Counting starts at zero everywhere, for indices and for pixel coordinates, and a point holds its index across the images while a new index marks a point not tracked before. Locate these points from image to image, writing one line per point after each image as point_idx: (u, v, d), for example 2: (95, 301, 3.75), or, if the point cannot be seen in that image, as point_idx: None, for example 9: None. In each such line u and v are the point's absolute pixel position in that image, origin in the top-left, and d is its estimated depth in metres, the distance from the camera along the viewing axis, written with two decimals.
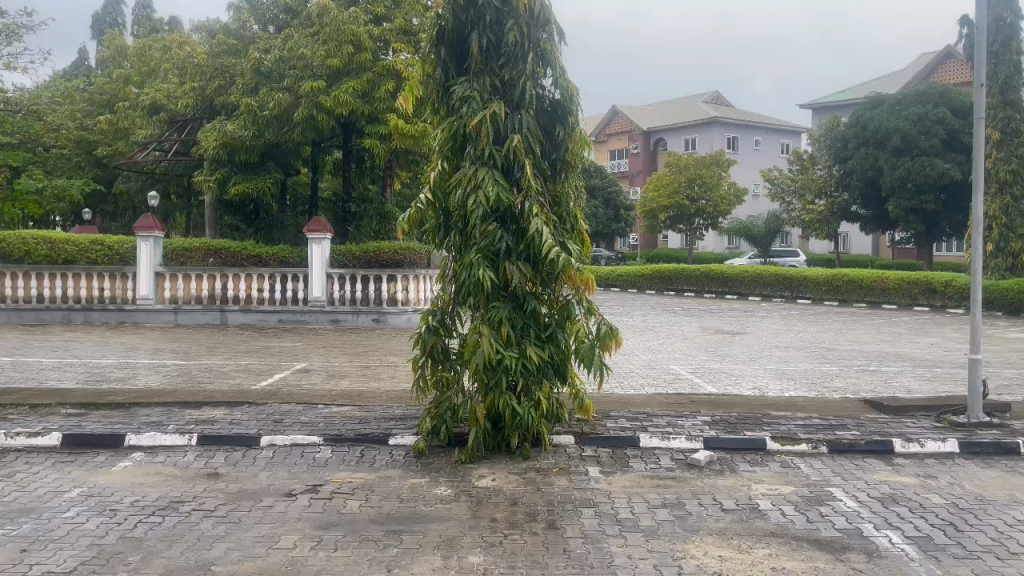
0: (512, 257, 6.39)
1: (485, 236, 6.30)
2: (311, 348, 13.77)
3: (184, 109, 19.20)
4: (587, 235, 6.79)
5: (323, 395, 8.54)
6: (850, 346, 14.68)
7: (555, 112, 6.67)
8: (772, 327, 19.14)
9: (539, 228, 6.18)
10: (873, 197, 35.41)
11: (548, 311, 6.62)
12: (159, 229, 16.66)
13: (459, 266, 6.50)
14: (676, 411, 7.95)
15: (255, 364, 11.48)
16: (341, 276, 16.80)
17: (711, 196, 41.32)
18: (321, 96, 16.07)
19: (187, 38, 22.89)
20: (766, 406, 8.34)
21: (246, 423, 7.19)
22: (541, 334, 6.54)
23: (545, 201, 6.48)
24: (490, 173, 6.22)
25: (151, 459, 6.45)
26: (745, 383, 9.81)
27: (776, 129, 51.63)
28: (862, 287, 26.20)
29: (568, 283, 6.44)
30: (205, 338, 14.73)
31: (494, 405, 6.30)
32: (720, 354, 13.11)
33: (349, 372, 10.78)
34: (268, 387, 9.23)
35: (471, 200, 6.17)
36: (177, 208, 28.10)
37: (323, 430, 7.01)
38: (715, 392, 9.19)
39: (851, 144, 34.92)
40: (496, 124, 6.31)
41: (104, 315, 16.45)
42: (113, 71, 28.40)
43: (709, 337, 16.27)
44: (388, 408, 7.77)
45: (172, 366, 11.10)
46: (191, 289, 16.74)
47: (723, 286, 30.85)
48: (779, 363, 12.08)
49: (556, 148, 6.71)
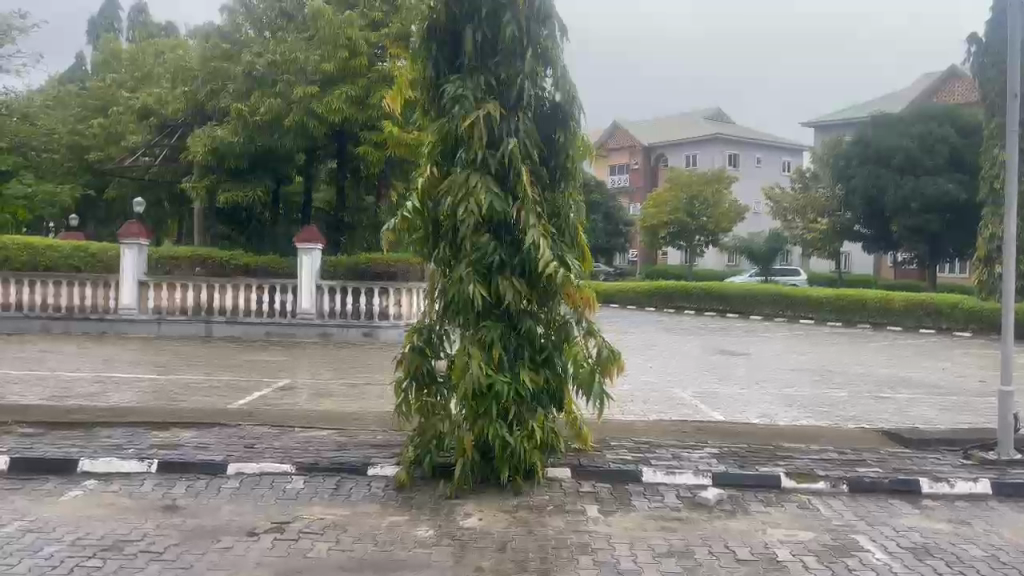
0: (507, 271, 5.83)
1: (477, 248, 5.74)
2: (296, 363, 13.16)
3: (174, 114, 18.74)
4: (588, 249, 6.25)
5: (301, 417, 7.94)
6: (858, 370, 14.11)
7: (555, 116, 6.11)
8: (776, 348, 18.59)
9: (536, 241, 5.63)
10: (875, 217, 34.64)
11: (545, 331, 6.04)
12: (145, 237, 16.09)
13: (448, 281, 5.94)
14: (682, 441, 7.36)
15: (234, 380, 10.87)
16: (331, 288, 16.21)
17: (712, 212, 40.81)
18: (315, 102, 15.73)
19: (181, 42, 22.49)
20: (778, 437, 7.76)
21: (214, 447, 6.60)
22: (536, 357, 5.98)
23: (543, 212, 5.94)
24: (483, 181, 5.68)
25: (104, 488, 5.85)
26: (753, 410, 9.22)
27: (779, 147, 51.30)
28: (867, 308, 25.67)
29: (567, 301, 5.90)
30: (187, 351, 14.13)
31: (484, 434, 5.73)
32: (723, 377, 12.53)
33: (333, 391, 10.17)
34: (245, 406, 8.63)
35: (462, 209, 5.63)
36: (168, 216, 27.58)
37: (296, 457, 6.41)
38: (722, 419, 8.60)
39: (854, 162, 34.25)
40: (491, 127, 5.76)
41: (84, 325, 15.86)
42: (108, 75, 28.05)
43: (712, 358, 15.71)
44: (371, 433, 7.18)
45: (146, 381, 10.49)
46: (175, 298, 16.11)
47: (724, 304, 30.32)
48: (787, 387, 11.51)
49: (555, 155, 6.16)
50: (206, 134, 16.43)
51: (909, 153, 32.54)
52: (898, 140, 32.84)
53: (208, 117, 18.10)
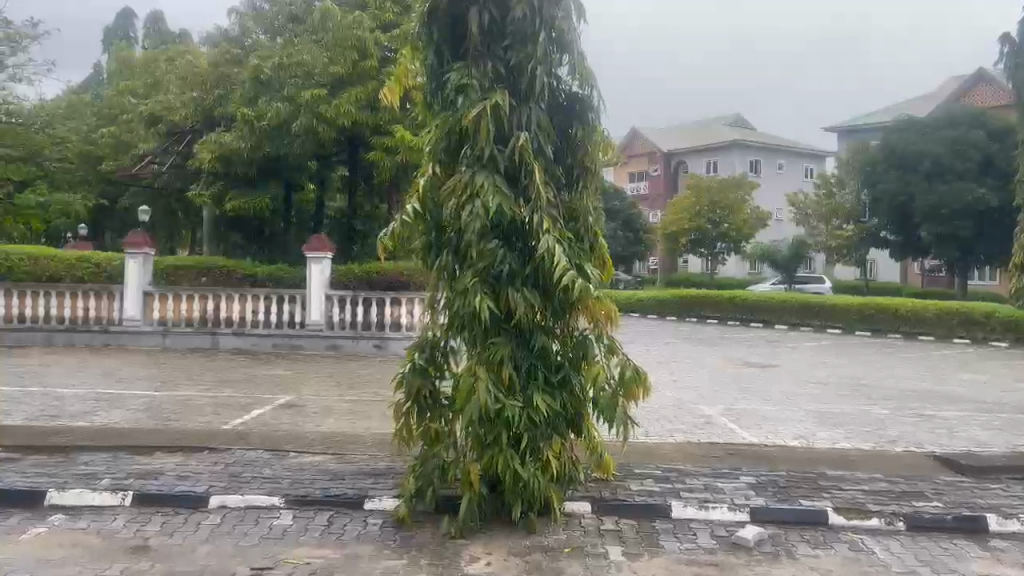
0: (519, 282, 5.19)
1: (483, 256, 5.09)
2: (303, 377, 12.58)
3: (181, 121, 18.36)
4: (609, 258, 5.61)
5: (297, 440, 7.33)
6: (894, 383, 13.32)
7: (571, 109, 5.47)
8: (804, 359, 17.83)
9: (550, 247, 5.00)
10: (903, 223, 33.66)
11: (559, 348, 5.40)
12: (148, 246, 15.59)
13: (452, 292, 5.31)
14: (712, 468, 6.68)
15: (233, 397, 10.29)
16: (341, 298, 15.63)
17: (733, 220, 39.99)
18: (322, 105, 15.15)
19: (191, 49, 22.14)
20: (818, 462, 7.04)
21: (198, 476, 6.00)
22: (551, 378, 5.32)
23: (558, 215, 5.30)
24: (489, 180, 5.04)
25: (72, 524, 5.27)
26: (788, 431, 8.49)
27: (801, 153, 50.40)
28: (897, 318, 24.78)
29: (586, 315, 5.23)
30: (191, 364, 13.61)
31: (493, 466, 5.08)
32: (751, 393, 11.80)
33: (335, 409, 9.57)
34: (240, 427, 8.05)
35: (466, 212, 5.00)
36: (181, 225, 27.26)
37: (286, 488, 5.80)
38: (755, 441, 7.91)
39: (879, 169, 33.17)
40: (500, 121, 5.14)
41: (88, 337, 15.40)
42: (120, 83, 27.80)
43: (738, 371, 14.99)
44: (371, 459, 6.56)
45: (140, 398, 9.94)
46: (181, 309, 15.60)
47: (748, 313, 29.49)
48: (821, 403, 10.77)
49: (572, 153, 5.53)
50: (213, 139, 16.06)
51: (939, 158, 31.53)
52: (926, 145, 31.81)
53: (215, 123, 17.71)
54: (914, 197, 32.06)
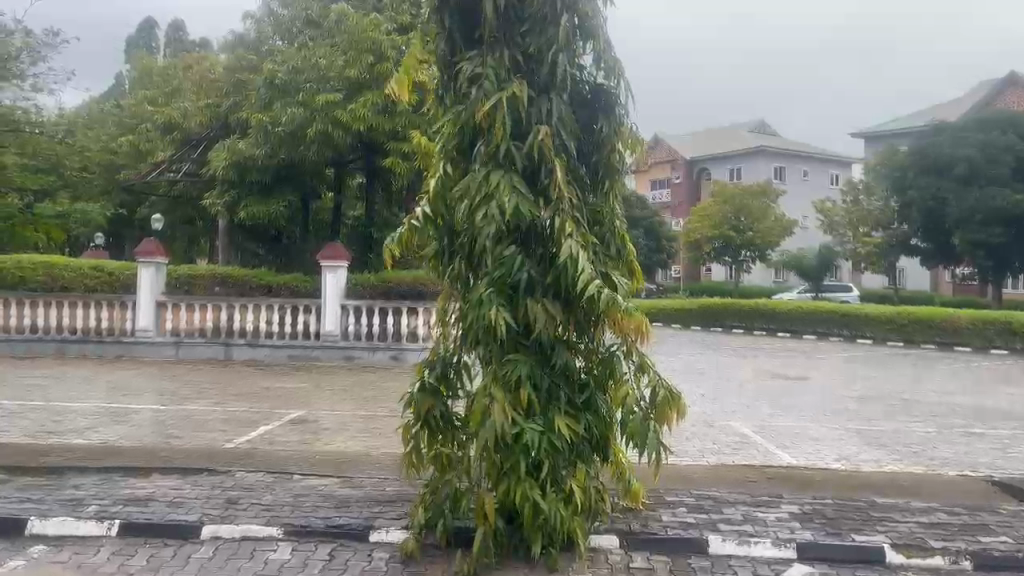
0: (539, 292, 4.69)
1: (499, 263, 4.61)
2: (316, 390, 12.15)
3: (196, 127, 18.09)
4: (637, 265, 5.13)
5: (303, 461, 6.87)
6: (935, 398, 12.64)
7: (597, 102, 4.97)
8: (836, 371, 17.17)
9: (573, 254, 4.52)
10: (936, 230, 32.65)
11: (583, 365, 4.90)
12: (162, 255, 15.23)
13: (465, 304, 4.84)
14: (751, 495, 6.12)
15: (240, 411, 9.87)
16: (357, 308, 15.22)
17: (758, 227, 39.25)
18: (337, 110, 14.83)
19: (208, 56, 21.91)
20: (866, 489, 6.46)
21: (192, 504, 5.55)
22: (575, 399, 4.82)
23: (582, 219, 4.81)
24: (504, 180, 4.57)
25: (52, 556, 4.83)
26: (829, 452, 7.90)
27: (827, 159, 49.53)
28: (931, 327, 23.98)
29: (614, 329, 4.69)
30: (201, 377, 13.23)
31: (509, 496, 4.59)
32: (785, 408, 11.18)
33: (346, 425, 9.11)
34: (244, 446, 7.61)
35: (480, 213, 4.51)
36: (198, 235, 27.05)
37: (286, 517, 5.33)
38: (794, 463, 7.35)
39: (910, 173, 32.33)
40: (518, 113, 4.66)
41: (100, 348, 15.10)
42: (138, 92, 27.70)
43: (768, 384, 14.39)
44: (379, 484, 6.08)
45: (143, 413, 9.54)
46: (194, 319, 15.25)
47: (774, 323, 28.72)
48: (860, 420, 10.15)
49: (598, 149, 5.02)
50: (226, 147, 15.73)
51: (972, 163, 30.70)
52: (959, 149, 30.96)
53: (229, 130, 17.40)
54: (947, 203, 31.16)
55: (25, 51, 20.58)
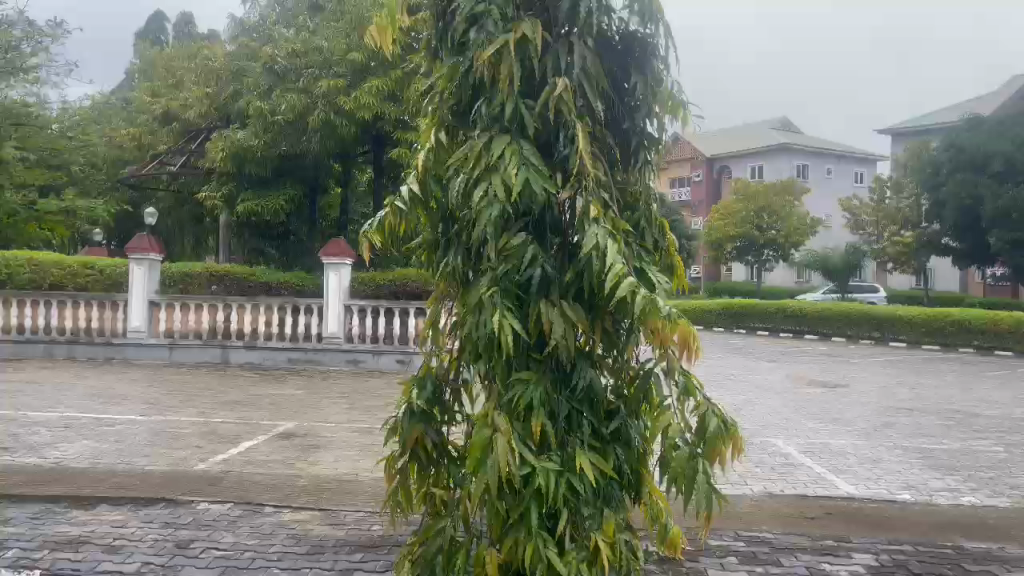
0: (557, 293, 3.68)
1: (506, 256, 3.60)
2: (314, 398, 11.21)
3: (196, 119, 17.28)
4: (678, 257, 4.13)
5: (280, 490, 5.89)
6: (992, 411, 11.48)
7: (629, 52, 3.93)
8: (874, 378, 16.07)
9: (598, 244, 3.51)
10: (969, 229, 31.42)
11: (612, 384, 3.89)
12: (155, 251, 14.37)
13: (463, 307, 3.84)
14: (812, 539, 5.06)
15: (224, 424, 8.90)
16: (362, 308, 14.27)
17: (783, 226, 38.01)
18: (340, 97, 13.91)
19: (211, 45, 21.08)
20: (949, 530, 5.39)
21: (134, 549, 4.58)
22: (602, 429, 3.82)
23: (611, 200, 3.81)
24: (511, 149, 3.55)
25: None
26: (891, 479, 6.83)
27: (852, 157, 48.16)
28: (970, 330, 22.76)
29: (652, 340, 3.64)
30: (193, 382, 12.31)
31: (518, 554, 3.60)
32: (829, 422, 10.09)
33: (340, 441, 8.13)
34: (217, 468, 6.67)
35: (479, 190, 3.51)
36: (203, 233, 26.22)
37: (247, 567, 4.36)
38: (853, 494, 6.29)
39: (944, 170, 30.98)
40: (528, 62, 3.66)
41: (89, 350, 14.28)
42: (142, 84, 26.95)
43: (803, 393, 13.33)
44: (365, 522, 5.10)
45: (115, 425, 8.60)
46: (189, 321, 14.36)
47: (801, 324, 27.51)
48: (917, 437, 9.07)
49: (630, 113, 3.99)
50: (225, 137, 14.80)
51: (1009, 159, 29.29)
52: (995, 145, 29.64)
53: (230, 121, 16.51)
54: (983, 200, 29.72)
55: (25, 42, 19.58)
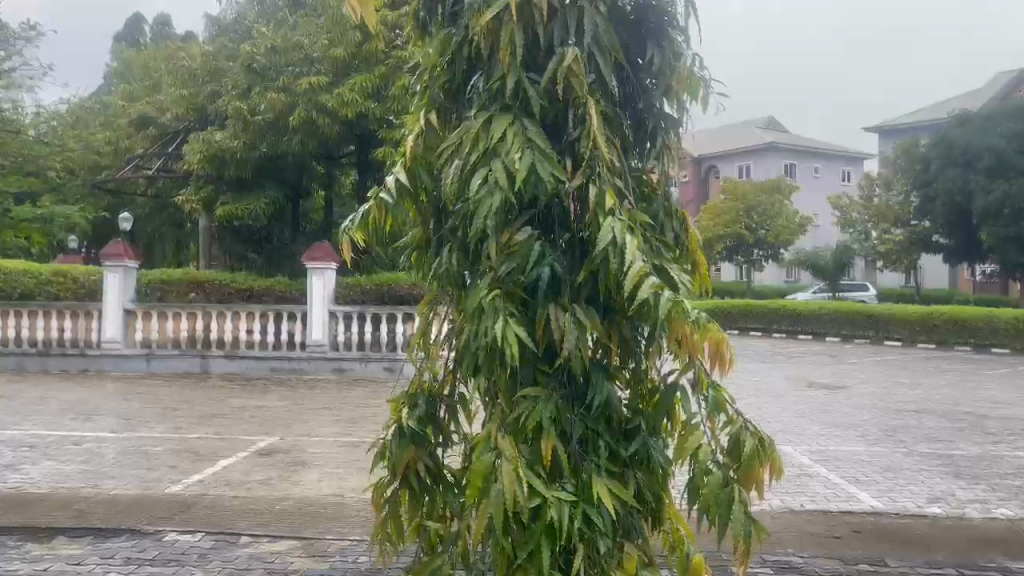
0: (568, 295, 3.20)
1: (510, 254, 3.13)
2: (298, 409, 10.68)
3: (173, 121, 16.71)
4: (702, 253, 3.66)
5: (259, 516, 5.38)
6: (1002, 411, 11.10)
7: (645, 23, 3.46)
8: (874, 378, 15.68)
9: (614, 238, 3.04)
10: (958, 226, 31.26)
11: (631, 399, 3.43)
12: (130, 258, 13.72)
13: (459, 314, 3.36)
14: (844, 563, 4.60)
15: (201, 439, 8.36)
16: (347, 314, 13.74)
17: (772, 225, 37.68)
18: (323, 94, 13.41)
19: (188, 46, 20.49)
20: (989, 549, 4.95)
21: None
22: (620, 451, 3.33)
23: (626, 190, 3.33)
24: (514, 131, 3.07)
25: None
26: (915, 491, 6.39)
27: (840, 156, 48.02)
28: (967, 328, 22.44)
29: (679, 349, 3.15)
30: (171, 395, 11.72)
31: None
32: (837, 427, 9.67)
33: (326, 457, 7.61)
34: (191, 492, 6.14)
35: (478, 179, 3.03)
36: (183, 240, 25.54)
37: None
38: (878, 508, 5.84)
39: (935, 166, 30.78)
40: (532, 31, 3.18)
41: (63, 362, 13.71)
42: (119, 87, 26.27)
43: (804, 395, 12.91)
44: (352, 555, 4.59)
45: (84, 443, 8.04)
46: (167, 329, 13.79)
47: (795, 324, 27.15)
48: (932, 442, 8.64)
49: (645, 92, 3.53)
50: (202, 139, 14.20)
51: (1001, 154, 29.10)
52: (987, 140, 29.47)
53: (209, 123, 15.97)
54: (975, 196, 29.50)
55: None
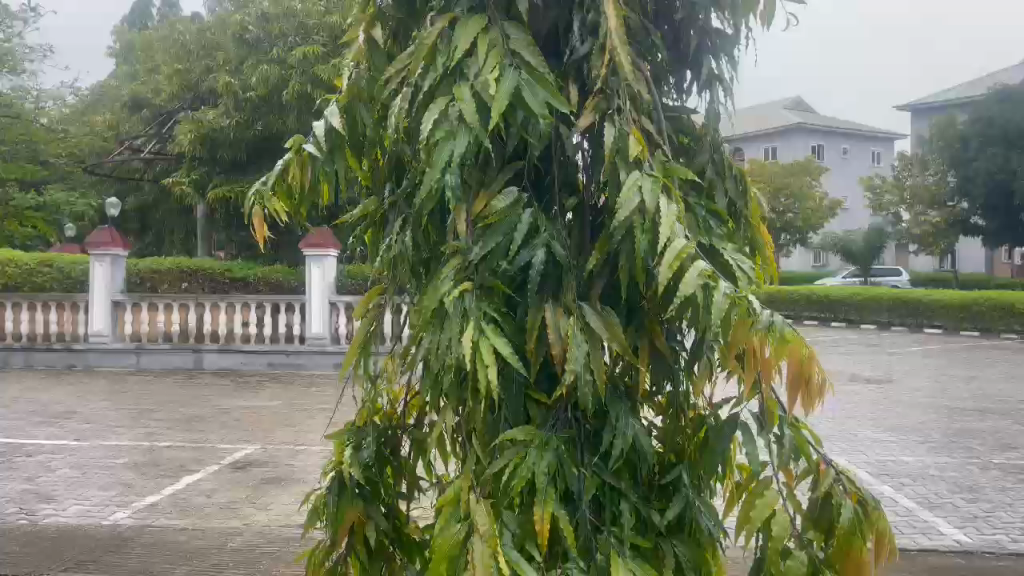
0: (575, 290, 2.15)
1: (486, 229, 2.08)
2: (290, 411, 9.71)
3: (166, 101, 15.78)
4: (764, 228, 2.61)
5: (205, 559, 4.41)
6: None
7: None
8: (919, 370, 14.52)
9: (642, 200, 1.98)
10: (1000, 207, 29.79)
11: (669, 439, 2.38)
12: (119, 246, 12.82)
13: (416, 315, 2.31)
14: None
15: (172, 449, 7.41)
16: (349, 306, 12.81)
17: (801, 208, 36.07)
18: (318, 64, 12.51)
19: (184, 23, 19.53)
20: None
21: None
22: (653, 512, 2.28)
23: (661, 134, 2.27)
24: (487, 40, 2.03)
25: None
26: (1005, 519, 5.28)
27: (870, 136, 46.40)
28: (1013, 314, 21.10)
29: (745, 369, 2.08)
30: (156, 393, 10.83)
31: None
32: (892, 430, 8.56)
33: (306, 470, 6.65)
34: (137, 520, 5.21)
35: (433, 112, 1.99)
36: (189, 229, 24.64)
37: None
38: (962, 544, 4.80)
39: (973, 144, 29.46)
40: None
41: (48, 357, 12.88)
42: (121, 69, 25.44)
43: (844, 391, 11.79)
44: None
45: (37, 454, 7.12)
46: (158, 322, 12.90)
47: (827, 312, 25.86)
48: (1005, 449, 7.53)
49: None
50: (195, 118, 13.39)
51: None
52: None
53: (205, 99, 15.07)
54: (1017, 174, 28.21)
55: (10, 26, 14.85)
